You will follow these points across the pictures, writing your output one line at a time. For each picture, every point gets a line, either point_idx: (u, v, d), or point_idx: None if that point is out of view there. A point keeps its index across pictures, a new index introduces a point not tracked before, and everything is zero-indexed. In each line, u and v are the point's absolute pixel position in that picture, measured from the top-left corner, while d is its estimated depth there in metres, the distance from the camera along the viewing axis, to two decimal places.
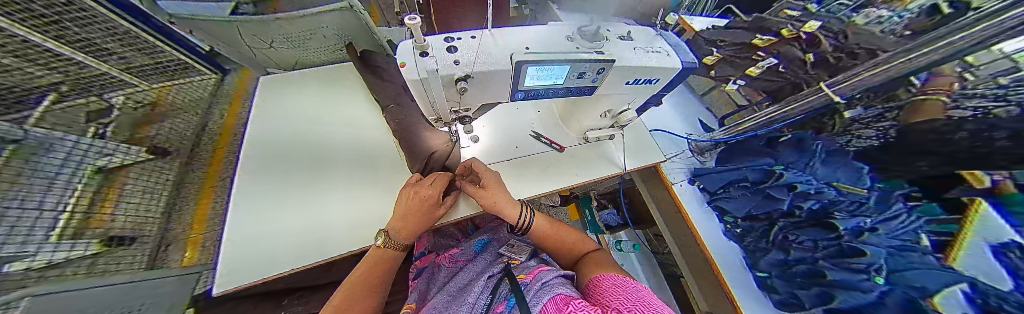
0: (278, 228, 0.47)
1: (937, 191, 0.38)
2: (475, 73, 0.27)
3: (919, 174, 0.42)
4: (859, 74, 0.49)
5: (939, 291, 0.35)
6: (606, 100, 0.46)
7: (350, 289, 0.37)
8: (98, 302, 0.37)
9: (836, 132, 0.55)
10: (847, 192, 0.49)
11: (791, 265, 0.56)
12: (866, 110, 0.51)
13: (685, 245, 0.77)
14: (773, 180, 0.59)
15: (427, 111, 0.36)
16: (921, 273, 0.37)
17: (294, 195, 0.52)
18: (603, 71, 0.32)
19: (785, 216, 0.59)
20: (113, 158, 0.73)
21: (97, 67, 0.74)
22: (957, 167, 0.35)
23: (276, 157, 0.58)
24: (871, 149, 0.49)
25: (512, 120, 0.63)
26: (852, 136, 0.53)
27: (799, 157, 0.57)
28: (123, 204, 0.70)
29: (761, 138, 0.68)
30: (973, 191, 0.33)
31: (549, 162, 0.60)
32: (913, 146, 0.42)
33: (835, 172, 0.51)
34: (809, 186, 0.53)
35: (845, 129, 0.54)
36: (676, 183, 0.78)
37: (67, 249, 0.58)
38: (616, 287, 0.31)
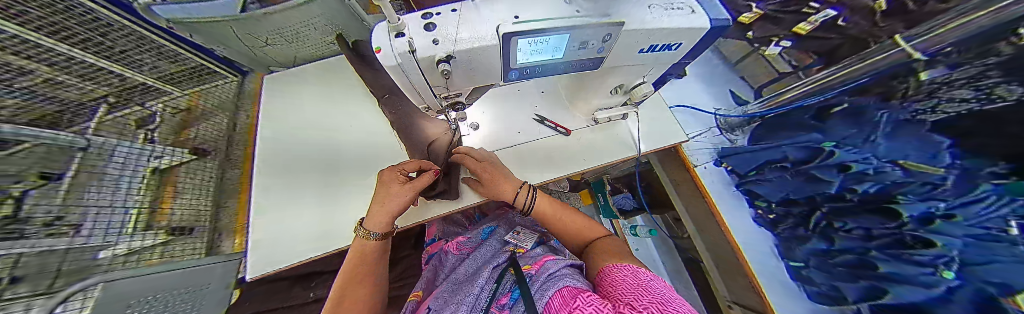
0: (296, 222, 0.51)
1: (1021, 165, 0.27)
2: (458, 53, 0.24)
3: (1007, 147, 0.28)
4: (959, 21, 0.39)
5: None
6: (616, 73, 0.40)
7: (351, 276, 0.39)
8: (173, 284, 0.47)
9: (910, 98, 0.42)
10: (916, 172, 0.38)
11: (833, 254, 0.50)
12: (954, 70, 0.37)
13: (708, 232, 0.72)
14: (821, 160, 0.53)
15: (415, 98, 0.34)
16: (995, 269, 0.30)
17: (305, 192, 0.55)
18: (609, 38, 0.27)
19: (832, 201, 0.51)
20: (163, 159, 0.80)
21: (135, 77, 0.77)
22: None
23: (288, 153, 0.60)
24: (957, 118, 0.34)
25: (512, 104, 0.59)
26: (936, 102, 0.38)
27: (856, 131, 0.48)
28: (179, 200, 0.79)
29: (809, 111, 0.58)
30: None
31: (553, 147, 0.57)
32: (1014, 105, 0.28)
33: (902, 149, 0.41)
34: (868, 166, 0.45)
35: (928, 95, 0.39)
36: (698, 165, 0.72)
37: (138, 238, 0.70)
38: (630, 279, 0.29)
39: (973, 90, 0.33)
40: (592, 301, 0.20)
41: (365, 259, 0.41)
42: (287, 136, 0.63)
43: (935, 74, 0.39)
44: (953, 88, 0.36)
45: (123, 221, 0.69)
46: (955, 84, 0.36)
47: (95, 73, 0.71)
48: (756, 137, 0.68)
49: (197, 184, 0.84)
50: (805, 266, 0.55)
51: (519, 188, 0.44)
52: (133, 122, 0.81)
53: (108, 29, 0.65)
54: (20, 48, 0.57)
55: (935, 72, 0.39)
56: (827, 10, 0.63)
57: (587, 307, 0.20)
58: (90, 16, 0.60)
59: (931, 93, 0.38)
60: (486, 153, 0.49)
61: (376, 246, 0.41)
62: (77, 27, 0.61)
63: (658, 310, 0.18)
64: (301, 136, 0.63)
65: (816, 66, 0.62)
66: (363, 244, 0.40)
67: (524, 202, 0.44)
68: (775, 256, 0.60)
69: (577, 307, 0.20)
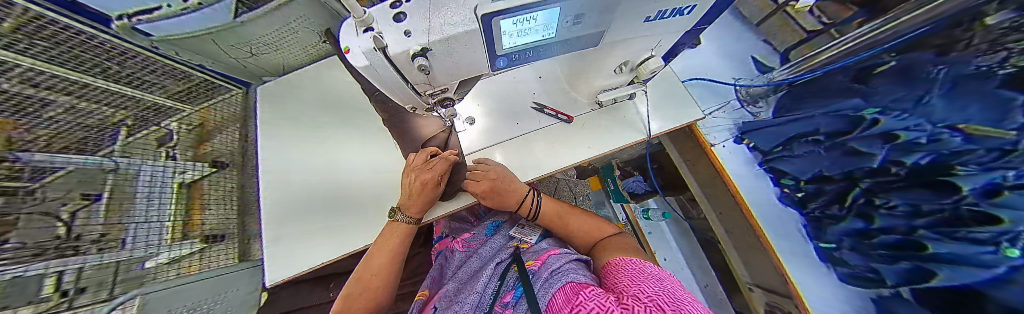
0: (308, 231, 0.57)
1: None
2: (435, 44, 0.22)
3: None
4: None
5: None
6: (622, 48, 0.36)
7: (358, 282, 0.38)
8: (200, 291, 0.54)
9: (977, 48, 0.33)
10: (980, 138, 0.32)
11: (871, 234, 0.46)
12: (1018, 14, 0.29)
13: (725, 214, 0.69)
14: (863, 129, 0.46)
15: (399, 98, 0.32)
16: None
17: (315, 202, 0.60)
18: (607, 7, 0.23)
19: (871, 175, 0.45)
20: (189, 173, 0.86)
21: (150, 98, 0.79)
22: None
23: (295, 166, 0.64)
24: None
25: (507, 94, 0.55)
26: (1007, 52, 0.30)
27: (907, 93, 0.40)
28: (208, 210, 0.86)
29: (848, 72, 0.50)
30: None
31: (555, 137, 0.53)
32: None
33: (962, 109, 0.34)
34: (919, 134, 0.39)
35: (989, 45, 0.31)
36: (716, 144, 0.67)
37: (178, 248, 0.77)
38: (636, 270, 0.27)
39: None
40: (594, 296, 0.19)
41: (368, 262, 0.40)
42: (290, 150, 0.66)
43: (1001, 17, 0.31)
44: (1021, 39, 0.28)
45: (160, 232, 0.76)
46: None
47: (118, 99, 0.74)
48: (783, 108, 0.62)
49: (220, 193, 0.91)
50: (837, 247, 0.52)
51: (525, 194, 0.43)
52: (153, 141, 0.84)
53: (113, 52, 0.64)
54: (71, 86, 0.63)
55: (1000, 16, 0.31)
56: None
57: (590, 302, 0.18)
58: (98, 42, 0.60)
59: (993, 40, 0.31)
60: (495, 164, 0.47)
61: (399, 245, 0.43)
62: (83, 52, 0.59)
63: (665, 303, 0.16)
64: (303, 149, 0.66)
65: (858, 18, 0.53)
66: (396, 227, 0.44)
67: (526, 194, 0.43)
68: (804, 239, 0.56)
69: (579, 304, 0.18)
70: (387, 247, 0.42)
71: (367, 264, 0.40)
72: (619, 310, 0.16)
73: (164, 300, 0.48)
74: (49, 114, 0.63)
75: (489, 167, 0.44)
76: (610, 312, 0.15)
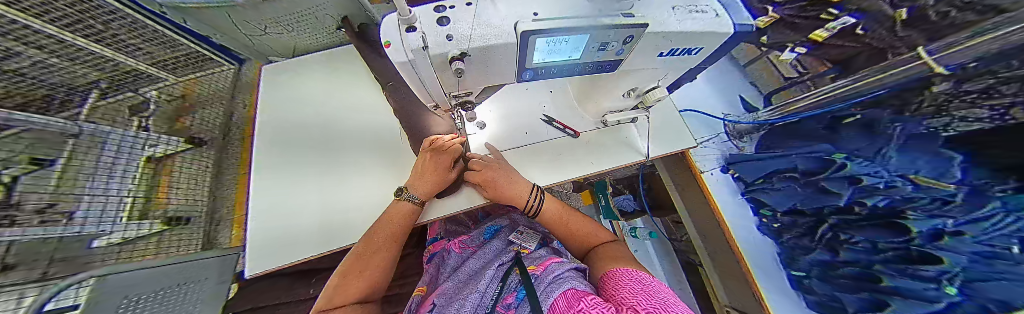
0: (298, 224, 0.50)
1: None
2: (473, 50, 0.23)
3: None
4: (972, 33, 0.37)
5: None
6: (634, 76, 0.38)
7: (343, 278, 0.33)
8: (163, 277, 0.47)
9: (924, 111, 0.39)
10: (927, 187, 0.38)
11: (836, 266, 0.51)
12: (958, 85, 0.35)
13: (710, 238, 0.73)
14: (834, 171, 0.51)
15: (422, 97, 0.33)
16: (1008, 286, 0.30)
17: (312, 186, 0.54)
18: (632, 39, 0.26)
19: (839, 212, 0.51)
20: (158, 147, 0.77)
21: (130, 63, 0.74)
22: None
23: (291, 150, 0.59)
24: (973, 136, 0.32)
25: (519, 105, 0.57)
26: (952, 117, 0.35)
27: (870, 143, 0.46)
28: (174, 190, 0.78)
29: (821, 120, 0.55)
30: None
31: (561, 149, 0.56)
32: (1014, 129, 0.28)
33: (914, 163, 0.39)
34: (879, 180, 0.44)
35: (937, 109, 0.37)
36: (705, 171, 0.72)
37: (132, 228, 0.68)
38: (633, 283, 0.28)
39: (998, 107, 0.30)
40: (597, 304, 0.19)
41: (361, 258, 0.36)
42: (287, 133, 0.61)
43: (942, 88, 0.37)
44: (964, 106, 0.34)
45: (119, 209, 0.68)
46: (967, 97, 0.34)
47: (94, 60, 0.67)
48: (765, 145, 0.68)
49: (193, 172, 0.83)
50: (807, 276, 0.56)
51: (527, 191, 0.43)
52: (127, 108, 0.77)
53: (101, 10, 0.60)
54: (60, 49, 0.60)
55: (941, 85, 0.37)
56: (844, 17, 0.54)
57: (593, 309, 0.19)
58: (92, 6, 0.58)
59: (939, 106, 0.37)
60: (495, 156, 0.49)
61: (398, 230, 0.40)
62: (68, 8, 0.55)
63: None
64: (301, 131, 0.61)
65: (830, 74, 0.58)
66: (402, 207, 0.41)
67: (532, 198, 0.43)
68: (778, 267, 0.61)
69: (583, 310, 0.19)
70: (380, 236, 0.39)
71: (365, 247, 0.37)
72: None
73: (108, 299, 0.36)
74: (16, 65, 0.56)
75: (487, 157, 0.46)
76: None
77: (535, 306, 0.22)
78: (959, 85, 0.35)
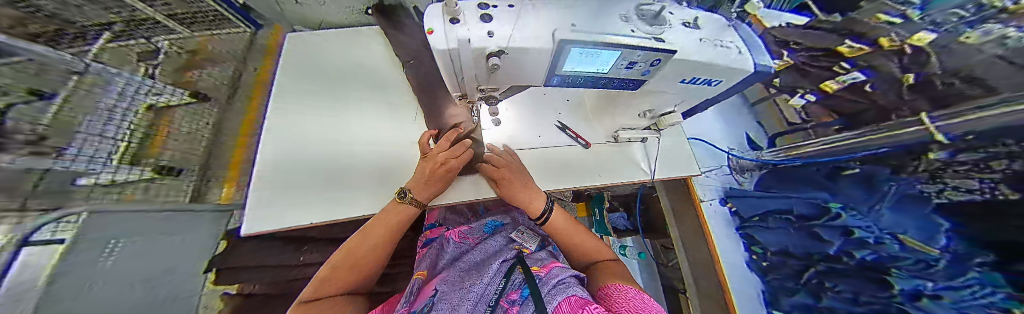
0: (307, 184, 0.47)
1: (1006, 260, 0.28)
2: (511, 49, 0.23)
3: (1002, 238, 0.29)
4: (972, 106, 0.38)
5: None
6: (653, 98, 0.40)
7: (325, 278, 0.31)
8: None
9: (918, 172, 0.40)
10: (915, 249, 0.39)
11: (817, 310, 0.52)
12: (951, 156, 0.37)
13: (697, 264, 0.75)
14: (827, 219, 0.53)
15: (450, 85, 0.33)
16: None
17: (321, 149, 0.52)
18: (658, 62, 0.28)
19: (828, 260, 0.52)
20: (161, 97, 0.72)
21: (145, 11, 0.76)
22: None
23: (303, 112, 0.57)
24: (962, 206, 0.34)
25: (535, 108, 0.58)
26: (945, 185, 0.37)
27: (867, 196, 0.48)
28: (172, 140, 0.72)
29: (821, 168, 0.57)
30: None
31: (571, 158, 0.56)
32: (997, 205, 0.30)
33: (902, 223, 0.42)
34: (868, 234, 0.46)
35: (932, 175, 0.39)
36: (705, 200, 0.77)
37: (129, 172, 0.62)
38: (628, 299, 0.28)
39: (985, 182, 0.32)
40: None
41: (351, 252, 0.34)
42: (300, 94, 0.59)
43: (938, 156, 0.38)
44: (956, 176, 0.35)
45: (111, 151, 0.58)
46: (959, 168, 0.35)
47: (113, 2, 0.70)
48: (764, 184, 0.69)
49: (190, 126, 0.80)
50: None
51: (540, 202, 0.43)
52: (140, 52, 0.74)
53: None
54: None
55: (938, 154, 0.38)
56: (855, 72, 0.54)
57: None
58: None
59: (933, 173, 0.38)
60: (511, 154, 0.49)
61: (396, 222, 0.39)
62: None
63: None
64: (316, 95, 0.60)
65: (835, 125, 0.57)
66: (404, 210, 0.40)
67: (543, 211, 0.43)
68: (761, 304, 0.62)
69: None
70: (376, 231, 0.37)
71: (357, 242, 0.36)
72: None
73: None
74: None
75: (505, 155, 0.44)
76: None
77: None
78: (950, 155, 0.37)
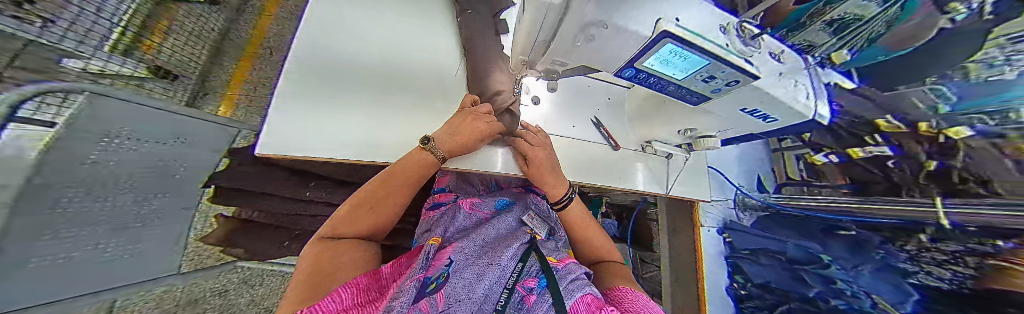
0: (336, 119, 0.40)
1: None
2: (613, 25, 0.22)
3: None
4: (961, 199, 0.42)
5: None
6: (701, 118, 0.40)
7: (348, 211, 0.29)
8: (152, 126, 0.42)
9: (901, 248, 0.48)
10: (881, 307, 0.48)
11: None
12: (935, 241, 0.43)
13: (680, 281, 0.83)
14: (817, 266, 0.60)
15: (522, 46, 0.32)
16: None
17: (352, 69, 0.44)
18: (735, 83, 0.27)
19: (803, 301, 0.61)
20: None
21: None
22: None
23: (341, 25, 0.45)
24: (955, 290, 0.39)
25: (577, 98, 0.56)
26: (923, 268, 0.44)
27: (853, 256, 0.54)
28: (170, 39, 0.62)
29: (815, 222, 0.62)
30: None
31: (598, 155, 0.55)
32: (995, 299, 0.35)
33: (879, 286, 0.50)
34: (849, 287, 0.54)
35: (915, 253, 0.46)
36: (705, 226, 0.80)
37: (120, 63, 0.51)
38: (635, 302, 0.29)
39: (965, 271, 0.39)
40: None
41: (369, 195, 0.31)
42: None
43: (926, 239, 0.44)
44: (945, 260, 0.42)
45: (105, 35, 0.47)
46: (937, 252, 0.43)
47: None
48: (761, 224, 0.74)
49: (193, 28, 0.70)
50: None
51: (563, 189, 0.42)
52: None
53: None
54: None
55: (924, 237, 0.45)
56: (883, 146, 0.52)
57: None
58: None
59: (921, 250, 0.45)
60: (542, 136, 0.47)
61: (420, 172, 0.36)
62: None
63: None
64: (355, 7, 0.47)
65: (846, 189, 0.59)
66: (424, 157, 0.36)
67: (563, 196, 0.42)
68: None
69: None
70: (395, 180, 0.33)
71: (372, 189, 0.32)
72: None
73: (88, 133, 0.33)
74: None
75: (540, 134, 0.45)
76: None
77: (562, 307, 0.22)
78: (934, 241, 0.44)
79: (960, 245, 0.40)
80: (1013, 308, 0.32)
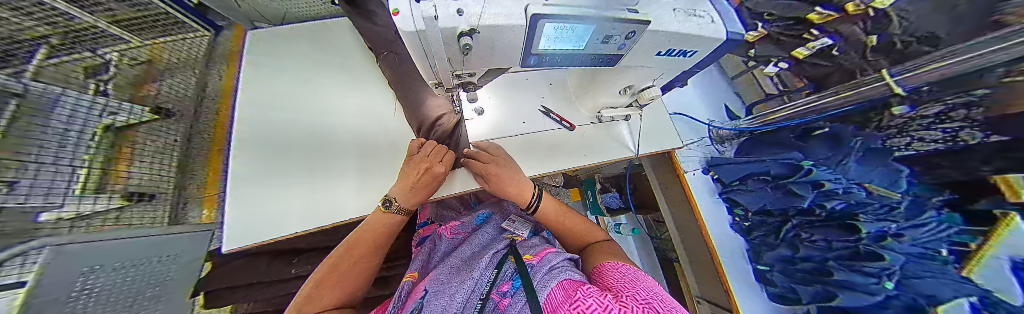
0: (292, 217, 0.50)
1: (966, 201, 0.33)
2: (483, 28, 0.22)
3: (967, 177, 0.33)
4: (931, 62, 0.39)
5: (950, 300, 0.37)
6: (631, 73, 0.40)
7: (316, 287, 0.30)
8: (121, 255, 0.42)
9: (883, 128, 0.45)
10: (878, 195, 0.45)
11: (796, 261, 0.58)
12: (916, 108, 0.40)
13: (687, 235, 0.79)
14: (800, 176, 0.57)
15: (425, 73, 0.33)
16: (929, 283, 0.39)
17: (308, 172, 0.55)
18: (633, 35, 0.27)
19: (802, 214, 0.57)
20: (118, 116, 0.69)
21: (82, 17, 0.70)
22: (979, 174, 0.32)
23: (287, 139, 0.58)
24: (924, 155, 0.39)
25: (517, 93, 0.56)
26: (911, 137, 0.40)
27: (832, 153, 0.53)
28: (137, 162, 0.70)
29: (794, 130, 0.60)
30: (978, 213, 0.32)
31: (555, 142, 0.58)
32: (966, 146, 0.33)
33: (868, 175, 0.47)
34: (838, 185, 0.51)
35: (898, 131, 0.43)
36: (688, 172, 0.77)
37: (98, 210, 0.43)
38: (621, 275, 0.30)
39: (952, 126, 0.35)
40: (592, 294, 0.21)
41: (323, 284, 0.31)
42: (287, 119, 0.61)
43: (903, 111, 0.42)
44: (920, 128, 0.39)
45: (40, 174, 0.53)
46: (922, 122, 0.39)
47: (44, 12, 0.65)
48: (743, 150, 0.72)
49: (158, 147, 0.75)
50: (770, 270, 0.63)
51: (530, 188, 0.43)
52: (82, 69, 0.71)
53: None
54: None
55: (902, 109, 0.42)
56: (824, 38, 0.57)
57: (592, 295, 0.21)
58: None
59: (901, 128, 0.42)
60: (492, 144, 0.49)
61: (391, 225, 0.40)
62: None
63: (661, 306, 0.19)
64: (287, 120, 0.61)
65: (806, 90, 0.61)
66: (384, 214, 0.39)
67: (531, 200, 0.43)
68: (745, 261, 0.68)
69: (579, 299, 0.21)
70: (362, 243, 0.37)
71: (342, 255, 0.35)
72: (619, 307, 0.18)
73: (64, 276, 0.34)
74: None
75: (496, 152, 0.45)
76: (610, 309, 0.18)
77: (535, 304, 0.23)
78: (914, 109, 0.41)
79: (937, 105, 0.38)
80: (978, 160, 0.32)
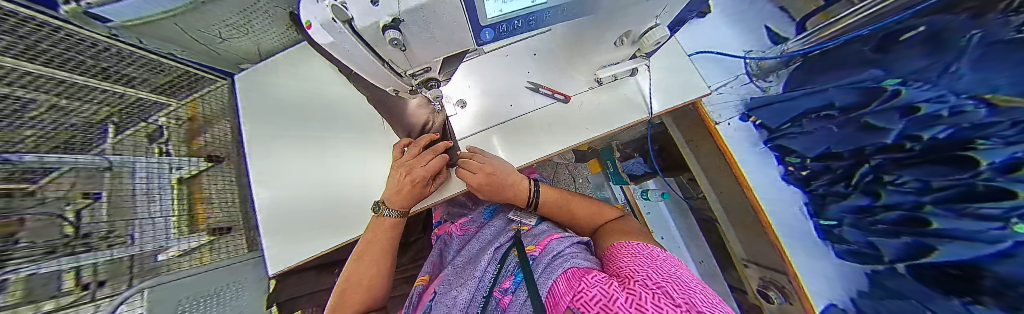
0: (314, 228, 0.61)
1: None
2: (407, 14, 0.17)
3: None
4: None
5: None
6: (624, 15, 0.31)
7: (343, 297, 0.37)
8: (196, 287, 0.55)
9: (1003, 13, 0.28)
10: (1005, 110, 0.29)
11: (873, 211, 0.48)
12: None
13: (727, 194, 0.70)
14: (880, 103, 0.44)
15: (379, 80, 0.30)
16: None
17: (315, 187, 0.63)
18: None
19: (882, 151, 0.45)
20: (181, 170, 0.74)
21: (131, 93, 0.66)
22: None
23: (288, 159, 0.65)
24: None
25: (498, 73, 0.51)
26: None
27: (934, 61, 0.37)
28: (213, 203, 0.77)
29: (869, 41, 0.45)
30: None
31: (552, 119, 0.53)
32: None
33: (982, 81, 0.31)
34: (938, 107, 0.37)
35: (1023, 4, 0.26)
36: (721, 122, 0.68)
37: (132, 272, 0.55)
38: (634, 258, 0.27)
39: None
40: (597, 283, 0.19)
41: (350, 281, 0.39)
42: (279, 135, 0.66)
43: None
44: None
45: (167, 228, 0.68)
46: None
47: (103, 95, 0.62)
48: (796, 81, 0.60)
49: (223, 189, 0.80)
50: (837, 225, 0.55)
51: (524, 182, 0.42)
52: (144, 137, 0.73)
53: (81, 44, 0.50)
54: (46, 85, 0.51)
55: None
56: None
57: (596, 288, 0.18)
58: (103, 49, 0.54)
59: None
60: (491, 154, 0.44)
61: (393, 224, 0.44)
62: (65, 50, 0.49)
63: (674, 292, 0.16)
64: (282, 138, 0.66)
65: None
66: (382, 222, 0.43)
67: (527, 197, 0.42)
68: (804, 217, 0.60)
69: (581, 292, 0.18)
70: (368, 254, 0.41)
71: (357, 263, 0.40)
72: (624, 297, 0.16)
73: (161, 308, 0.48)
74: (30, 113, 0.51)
75: (478, 159, 0.41)
76: (612, 302, 0.15)
77: (536, 299, 0.21)
78: None
79: None
80: None
